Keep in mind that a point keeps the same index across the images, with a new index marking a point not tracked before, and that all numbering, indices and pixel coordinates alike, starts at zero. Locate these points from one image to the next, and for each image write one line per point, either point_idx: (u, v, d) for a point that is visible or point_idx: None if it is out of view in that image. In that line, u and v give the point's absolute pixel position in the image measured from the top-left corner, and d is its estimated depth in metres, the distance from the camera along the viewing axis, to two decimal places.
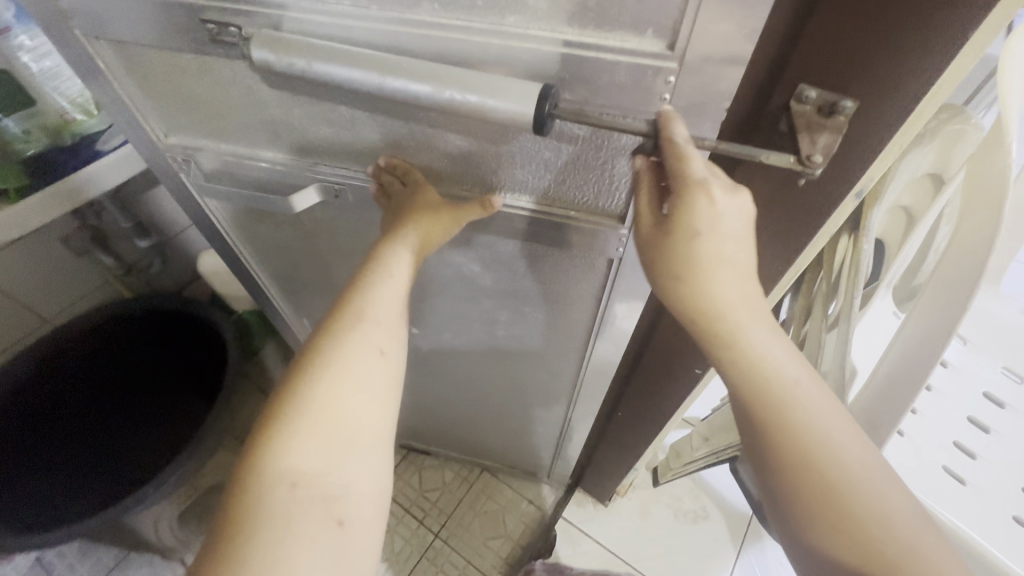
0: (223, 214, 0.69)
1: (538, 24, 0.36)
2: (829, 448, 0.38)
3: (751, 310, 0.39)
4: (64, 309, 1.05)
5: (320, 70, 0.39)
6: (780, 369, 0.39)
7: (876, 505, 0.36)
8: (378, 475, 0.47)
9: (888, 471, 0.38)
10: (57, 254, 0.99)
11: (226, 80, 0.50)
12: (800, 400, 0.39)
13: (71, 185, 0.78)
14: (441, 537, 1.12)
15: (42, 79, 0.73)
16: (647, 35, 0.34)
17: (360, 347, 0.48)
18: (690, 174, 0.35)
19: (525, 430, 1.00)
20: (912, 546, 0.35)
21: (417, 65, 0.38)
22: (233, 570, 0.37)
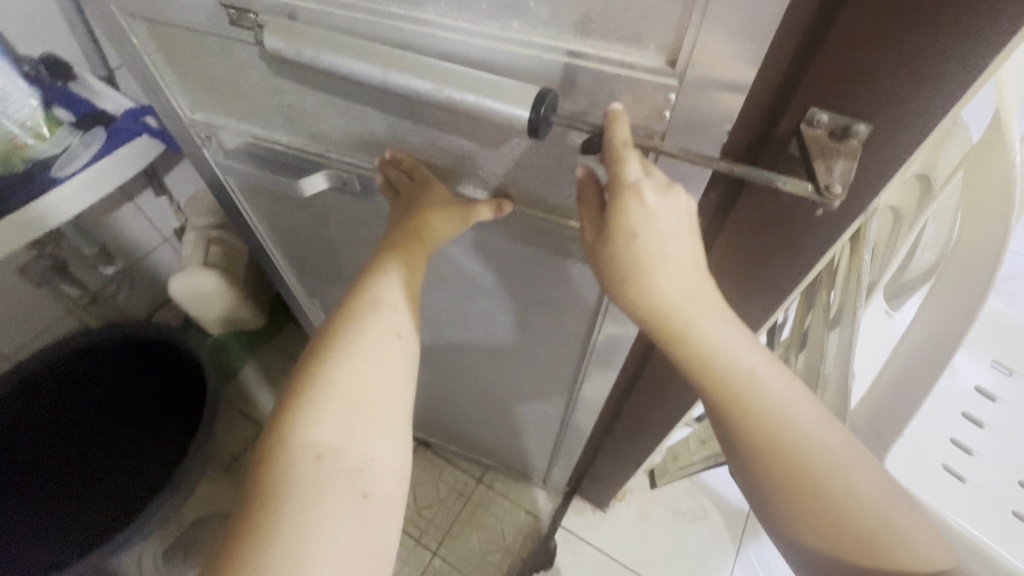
0: (242, 188, 0.68)
1: (541, 31, 0.34)
2: (792, 431, 0.37)
3: (696, 305, 0.37)
4: (24, 343, 1.00)
5: (328, 62, 0.37)
6: (734, 356, 0.38)
7: (843, 483, 0.35)
8: (401, 451, 0.45)
9: (854, 448, 0.37)
10: (15, 285, 0.93)
11: (245, 64, 0.48)
12: (757, 389, 0.37)
13: (30, 215, 0.72)
14: (439, 555, 1.10)
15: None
16: (648, 51, 0.32)
17: (377, 327, 0.46)
18: (624, 177, 0.34)
19: (524, 435, 0.99)
20: (878, 519, 0.34)
21: (422, 60, 0.36)
22: (266, 544, 0.36)
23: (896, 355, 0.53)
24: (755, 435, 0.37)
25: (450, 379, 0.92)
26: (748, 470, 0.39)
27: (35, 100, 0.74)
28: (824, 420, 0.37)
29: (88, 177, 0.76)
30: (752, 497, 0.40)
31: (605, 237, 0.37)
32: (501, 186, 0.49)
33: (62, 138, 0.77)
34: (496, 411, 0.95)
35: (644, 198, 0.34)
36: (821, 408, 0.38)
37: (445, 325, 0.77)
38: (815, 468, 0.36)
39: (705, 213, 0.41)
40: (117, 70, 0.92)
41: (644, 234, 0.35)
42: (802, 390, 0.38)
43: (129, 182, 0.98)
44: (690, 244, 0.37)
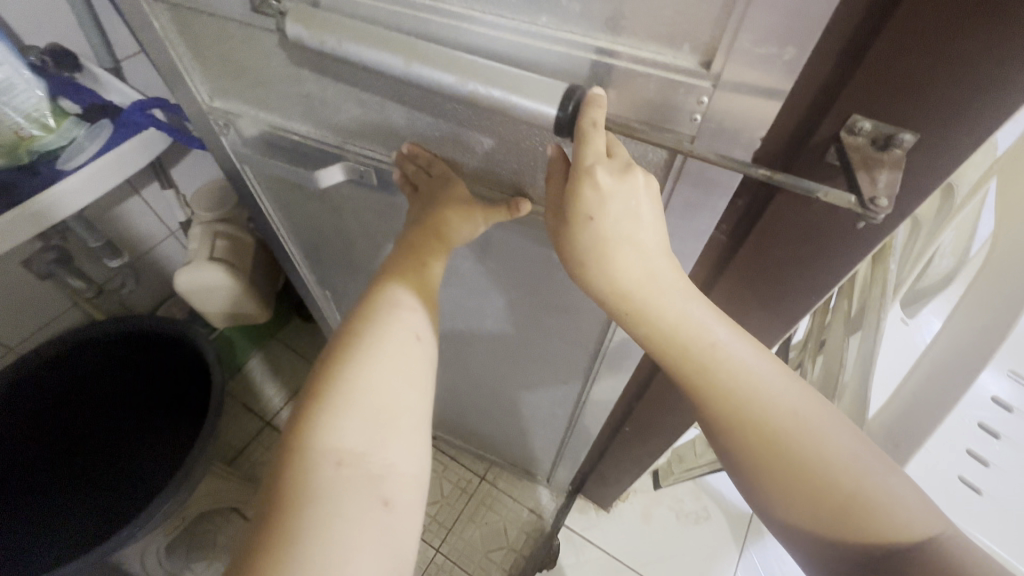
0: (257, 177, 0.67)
1: (569, 27, 0.33)
2: (760, 402, 0.36)
3: (661, 283, 0.36)
4: (30, 334, 0.99)
5: (352, 52, 0.36)
6: (702, 331, 0.37)
7: (813, 449, 0.35)
8: (420, 458, 0.44)
9: (825, 412, 0.36)
10: (20, 276, 0.92)
11: (267, 51, 0.46)
12: (722, 361, 0.37)
13: (36, 208, 0.71)
14: (442, 552, 1.10)
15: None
16: (682, 50, 0.31)
17: (394, 330, 0.46)
18: (581, 158, 0.33)
19: (530, 433, 0.98)
20: (854, 486, 0.34)
21: (446, 53, 0.35)
22: (290, 552, 0.35)
23: (921, 364, 0.52)
24: (724, 409, 0.37)
25: (459, 374, 0.91)
26: (724, 446, 0.38)
27: (40, 92, 0.72)
28: (794, 390, 0.37)
29: (96, 170, 0.76)
30: (730, 473, 0.39)
31: (566, 219, 0.37)
32: (517, 182, 0.48)
33: (68, 129, 0.76)
34: (504, 407, 0.94)
35: (597, 181, 0.33)
36: (792, 379, 0.38)
37: (457, 320, 0.77)
38: (785, 438, 0.35)
39: (729, 219, 0.40)
40: (127, 60, 0.91)
41: (599, 218, 0.35)
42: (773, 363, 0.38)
43: (136, 173, 0.97)
44: (651, 224, 0.36)
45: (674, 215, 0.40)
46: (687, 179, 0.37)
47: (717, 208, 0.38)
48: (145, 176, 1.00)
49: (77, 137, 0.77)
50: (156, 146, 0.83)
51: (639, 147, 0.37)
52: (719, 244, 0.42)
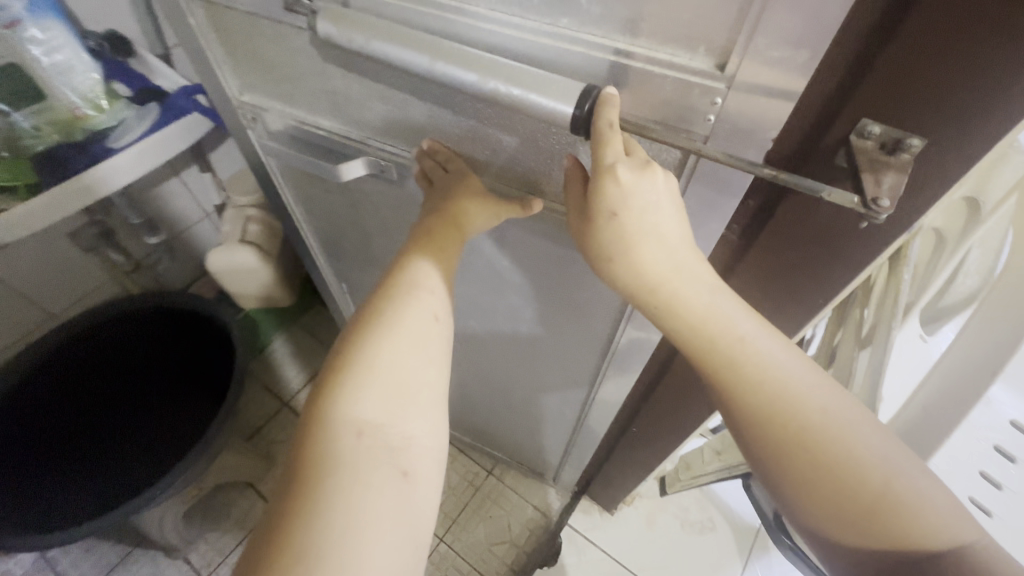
0: (281, 171, 0.70)
1: (589, 29, 0.34)
2: (788, 394, 0.37)
3: (686, 277, 0.38)
4: (72, 305, 1.05)
5: (378, 49, 0.39)
6: (729, 325, 0.38)
7: (840, 446, 0.35)
8: (437, 434, 0.45)
9: (851, 407, 0.37)
10: (66, 249, 0.98)
11: (297, 48, 0.49)
12: (749, 353, 0.37)
13: (85, 183, 0.75)
14: (446, 542, 1.11)
15: (52, 73, 0.73)
16: (698, 52, 0.32)
17: (416, 310, 0.48)
18: (602, 158, 0.35)
19: (539, 430, 0.99)
20: (881, 482, 0.34)
21: (470, 52, 0.37)
22: (312, 515, 0.36)
23: (933, 380, 0.52)
24: (750, 404, 0.37)
25: (469, 368, 0.92)
26: (751, 443, 0.38)
27: (95, 73, 0.78)
28: (821, 387, 0.37)
29: (144, 148, 0.80)
30: (757, 472, 0.39)
31: (588, 216, 0.39)
32: (533, 179, 0.49)
33: (118, 110, 0.80)
34: (512, 405, 0.96)
35: (619, 178, 0.35)
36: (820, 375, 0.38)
37: (469, 316, 0.78)
38: (814, 433, 0.36)
39: (740, 219, 0.41)
40: (174, 49, 0.96)
41: (623, 214, 0.36)
42: (800, 360, 0.38)
43: (177, 157, 1.02)
44: (674, 218, 0.37)
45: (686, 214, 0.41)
46: (701, 177, 0.38)
47: (729, 208, 0.39)
48: (184, 161, 1.05)
49: (126, 118, 0.81)
50: (201, 128, 0.86)
51: (654, 147, 0.38)
52: (731, 245, 0.43)
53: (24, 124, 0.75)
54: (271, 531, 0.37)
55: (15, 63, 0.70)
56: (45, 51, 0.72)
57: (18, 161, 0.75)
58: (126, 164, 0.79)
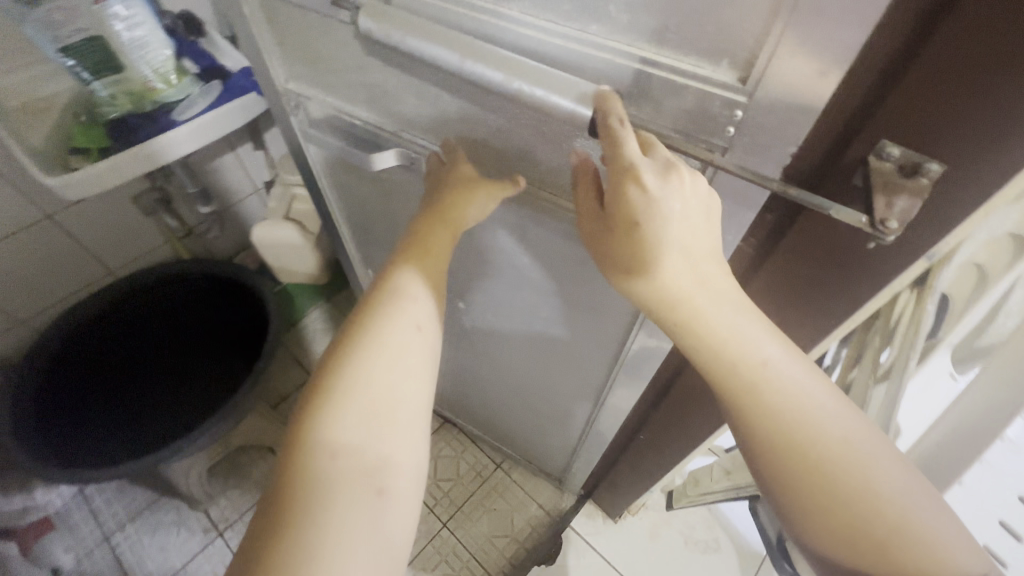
0: (320, 158, 0.74)
1: (617, 36, 0.35)
2: (808, 428, 0.36)
3: (714, 299, 0.37)
4: (129, 263, 1.13)
5: (413, 46, 0.41)
6: (752, 353, 0.37)
7: (860, 481, 0.35)
8: (417, 449, 0.47)
9: (877, 440, 0.36)
10: (127, 211, 1.05)
11: (342, 41, 0.52)
12: (772, 381, 0.37)
13: (148, 150, 0.82)
14: (449, 528, 1.14)
15: (129, 48, 0.79)
16: (721, 65, 0.33)
17: (397, 326, 0.49)
18: (623, 161, 0.35)
19: (548, 430, 1.00)
20: (899, 519, 0.34)
21: (499, 53, 0.39)
22: (291, 536, 0.39)
23: (954, 418, 0.50)
24: (771, 441, 0.37)
25: (481, 361, 0.94)
26: (771, 481, 0.38)
27: (168, 51, 0.84)
28: (844, 418, 0.37)
29: (204, 122, 0.86)
30: (773, 507, 0.39)
31: (614, 226, 0.38)
32: (555, 179, 0.50)
33: (184, 87, 0.87)
34: (523, 402, 0.97)
35: (643, 184, 0.34)
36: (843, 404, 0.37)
37: (486, 311, 0.80)
38: (836, 470, 0.35)
39: (756, 233, 0.41)
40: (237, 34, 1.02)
41: (646, 221, 0.36)
42: (824, 388, 0.37)
43: (231, 134, 1.08)
44: (703, 226, 0.37)
45: None
46: (719, 188, 0.38)
47: (746, 220, 0.39)
48: (237, 138, 1.11)
49: (190, 95, 0.87)
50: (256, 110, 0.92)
51: (674, 155, 0.39)
52: (746, 257, 0.43)
53: (102, 92, 0.81)
54: (257, 546, 0.40)
55: (98, 35, 0.76)
56: (127, 26, 0.78)
57: (95, 127, 0.82)
58: (187, 138, 0.85)
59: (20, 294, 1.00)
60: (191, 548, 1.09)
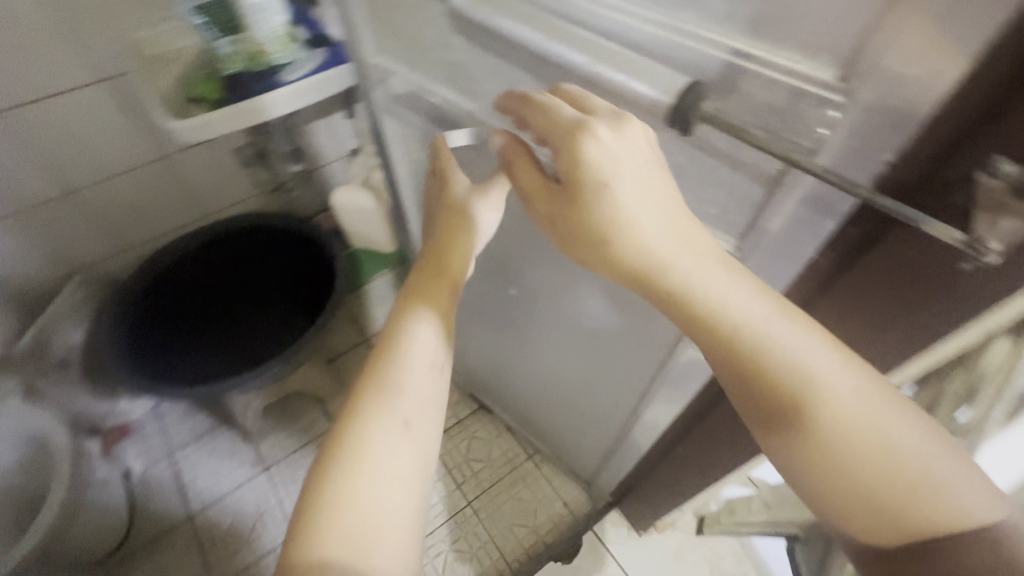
0: (394, 132, 0.77)
1: (710, 25, 0.34)
2: (814, 388, 0.35)
3: (705, 269, 0.36)
4: (223, 209, 1.24)
5: (502, 25, 0.42)
6: (748, 336, 0.36)
7: (876, 437, 0.33)
8: (411, 558, 0.43)
9: (886, 394, 0.34)
10: (226, 163, 1.15)
11: (432, 16, 0.54)
12: (772, 341, 0.35)
13: (256, 105, 0.89)
14: (472, 507, 1.16)
15: (252, 12, 0.83)
16: (821, 60, 0.31)
17: (386, 420, 0.46)
18: (558, 121, 0.38)
19: (583, 429, 0.99)
20: (922, 472, 0.32)
21: (587, 36, 0.39)
22: None
23: None
24: (793, 433, 0.35)
25: (525, 350, 0.94)
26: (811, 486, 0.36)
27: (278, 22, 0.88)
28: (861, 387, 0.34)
29: (301, 88, 0.92)
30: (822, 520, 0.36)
31: (566, 200, 0.39)
32: None
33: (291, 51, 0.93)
34: (561, 396, 0.97)
35: (593, 135, 0.36)
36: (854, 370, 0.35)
37: (536, 300, 0.80)
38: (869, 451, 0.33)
39: (833, 247, 0.38)
40: None
41: (602, 180, 0.36)
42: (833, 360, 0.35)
43: (325, 101, 1.15)
44: (659, 181, 0.37)
45: (777, 229, 0.39)
46: (799, 195, 0.36)
47: (822, 229, 0.37)
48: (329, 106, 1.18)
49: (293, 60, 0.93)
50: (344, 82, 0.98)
51: (754, 155, 0.37)
52: (821, 269, 0.40)
53: (224, 49, 0.88)
54: None
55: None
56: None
57: (212, 80, 0.89)
58: (291, 95, 0.92)
59: (129, 224, 1.13)
60: (239, 478, 1.18)
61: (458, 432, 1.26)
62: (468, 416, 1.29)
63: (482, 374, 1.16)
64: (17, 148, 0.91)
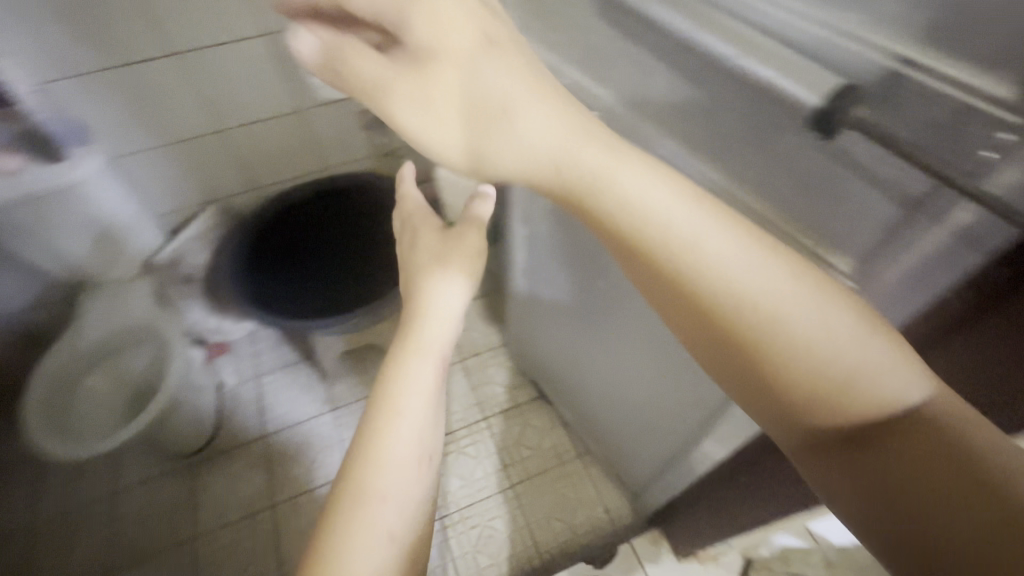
0: None
1: (872, 27, 0.33)
2: (734, 290, 0.33)
3: (675, 210, 0.34)
4: (340, 165, 1.34)
5: (650, 9, 0.41)
6: (712, 292, 0.33)
7: (799, 331, 0.32)
8: None
9: (811, 287, 0.33)
10: (351, 123, 1.25)
11: None
12: (694, 245, 0.34)
13: None
14: (514, 490, 1.18)
15: None
16: (996, 75, 0.28)
17: (370, 517, 0.42)
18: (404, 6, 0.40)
19: (640, 438, 0.97)
20: (852, 365, 0.31)
21: (740, 28, 0.37)
22: None
23: None
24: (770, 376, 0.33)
25: (597, 350, 0.93)
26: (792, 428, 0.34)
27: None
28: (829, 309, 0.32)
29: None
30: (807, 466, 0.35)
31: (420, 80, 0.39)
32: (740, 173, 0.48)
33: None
34: (623, 400, 0.95)
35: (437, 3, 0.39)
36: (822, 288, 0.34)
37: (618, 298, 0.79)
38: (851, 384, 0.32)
39: (973, 288, 0.35)
40: None
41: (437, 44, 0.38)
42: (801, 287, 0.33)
43: None
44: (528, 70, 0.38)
45: (911, 253, 0.36)
46: (949, 224, 0.33)
47: (965, 263, 0.34)
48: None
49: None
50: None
51: (899, 171, 0.34)
52: (953, 309, 0.37)
53: None
54: None
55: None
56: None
57: None
58: None
59: (261, 166, 1.25)
60: (310, 411, 1.28)
61: (514, 416, 1.27)
62: (527, 402, 1.30)
63: (549, 363, 1.16)
64: (189, 87, 1.06)
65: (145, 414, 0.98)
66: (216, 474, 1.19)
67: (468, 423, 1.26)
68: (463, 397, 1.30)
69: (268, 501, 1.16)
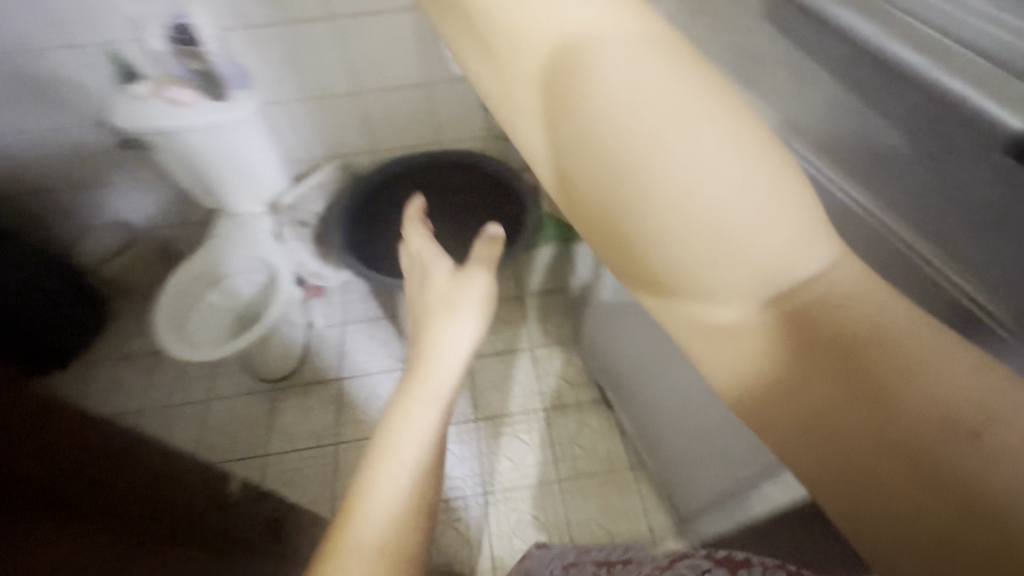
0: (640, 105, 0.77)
1: None
2: (652, 173, 0.30)
3: (626, 96, 0.30)
4: (454, 140, 1.40)
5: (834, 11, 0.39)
6: (646, 187, 0.30)
7: (720, 223, 0.29)
8: None
9: (733, 154, 0.29)
10: (471, 101, 1.30)
11: None
12: (613, 128, 0.30)
13: None
14: (559, 486, 1.16)
15: None
16: None
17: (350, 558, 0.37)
18: None
19: (700, 467, 0.91)
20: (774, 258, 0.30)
21: (931, 37, 0.35)
22: None
23: None
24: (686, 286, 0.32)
25: (663, 366, 0.89)
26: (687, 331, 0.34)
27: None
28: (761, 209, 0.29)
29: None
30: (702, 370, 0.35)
31: None
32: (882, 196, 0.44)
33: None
34: (687, 425, 0.89)
35: None
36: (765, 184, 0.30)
37: None
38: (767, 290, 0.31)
39: None
40: None
41: None
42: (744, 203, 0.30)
43: None
44: None
45: None
46: None
47: None
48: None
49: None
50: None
51: None
52: None
53: None
54: None
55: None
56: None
57: None
58: None
59: (383, 130, 1.34)
60: (382, 365, 1.33)
61: (572, 413, 1.25)
62: (586, 403, 1.27)
63: (617, 369, 1.12)
64: (336, 49, 1.15)
65: (246, 338, 1.07)
66: (291, 402, 1.27)
67: (527, 410, 1.25)
68: (525, 384, 1.29)
69: (332, 438, 1.22)
